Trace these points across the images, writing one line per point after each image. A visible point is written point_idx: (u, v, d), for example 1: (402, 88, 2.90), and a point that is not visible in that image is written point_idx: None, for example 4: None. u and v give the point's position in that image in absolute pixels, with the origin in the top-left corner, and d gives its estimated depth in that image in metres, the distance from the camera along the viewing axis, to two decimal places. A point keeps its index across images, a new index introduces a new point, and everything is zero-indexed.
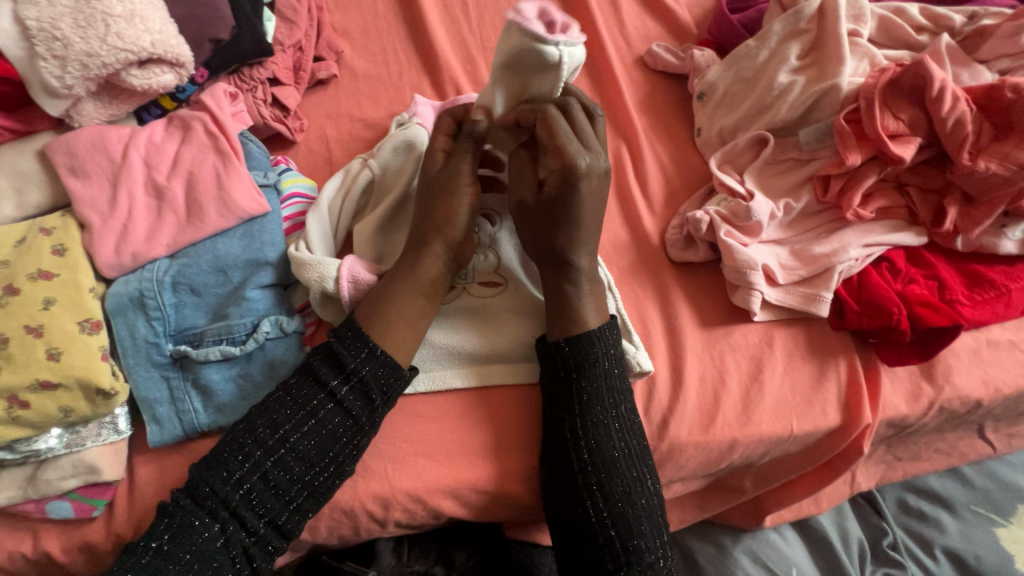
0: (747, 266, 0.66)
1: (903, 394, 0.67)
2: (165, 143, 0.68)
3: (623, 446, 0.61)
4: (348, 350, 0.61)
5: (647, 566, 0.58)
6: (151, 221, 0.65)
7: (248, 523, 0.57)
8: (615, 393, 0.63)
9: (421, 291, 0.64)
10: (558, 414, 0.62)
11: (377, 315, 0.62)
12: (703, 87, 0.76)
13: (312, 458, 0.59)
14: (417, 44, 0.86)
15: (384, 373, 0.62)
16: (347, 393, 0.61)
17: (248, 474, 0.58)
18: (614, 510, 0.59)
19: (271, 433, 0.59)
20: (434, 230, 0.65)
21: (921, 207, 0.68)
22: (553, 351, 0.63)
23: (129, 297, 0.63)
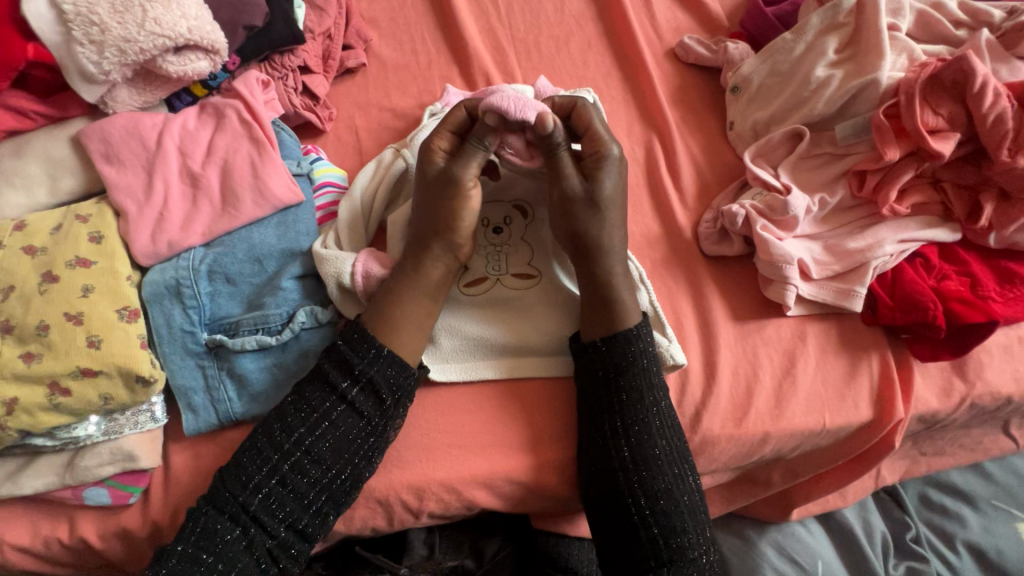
0: (783, 261, 0.66)
1: (935, 390, 0.67)
2: (199, 131, 0.67)
3: (665, 444, 0.62)
4: (356, 353, 0.61)
5: (689, 561, 0.60)
6: (186, 208, 0.65)
7: (268, 526, 0.58)
8: (655, 391, 0.63)
9: (425, 292, 0.64)
10: (598, 414, 0.62)
11: (382, 316, 0.62)
12: (736, 81, 0.76)
13: (329, 460, 0.59)
14: (446, 34, 0.85)
15: (394, 373, 0.62)
16: (359, 394, 0.61)
17: (266, 479, 0.58)
18: (656, 507, 0.60)
19: (287, 437, 0.59)
20: (437, 230, 0.63)
21: (956, 204, 0.68)
22: (588, 351, 0.63)
23: (165, 285, 0.63)
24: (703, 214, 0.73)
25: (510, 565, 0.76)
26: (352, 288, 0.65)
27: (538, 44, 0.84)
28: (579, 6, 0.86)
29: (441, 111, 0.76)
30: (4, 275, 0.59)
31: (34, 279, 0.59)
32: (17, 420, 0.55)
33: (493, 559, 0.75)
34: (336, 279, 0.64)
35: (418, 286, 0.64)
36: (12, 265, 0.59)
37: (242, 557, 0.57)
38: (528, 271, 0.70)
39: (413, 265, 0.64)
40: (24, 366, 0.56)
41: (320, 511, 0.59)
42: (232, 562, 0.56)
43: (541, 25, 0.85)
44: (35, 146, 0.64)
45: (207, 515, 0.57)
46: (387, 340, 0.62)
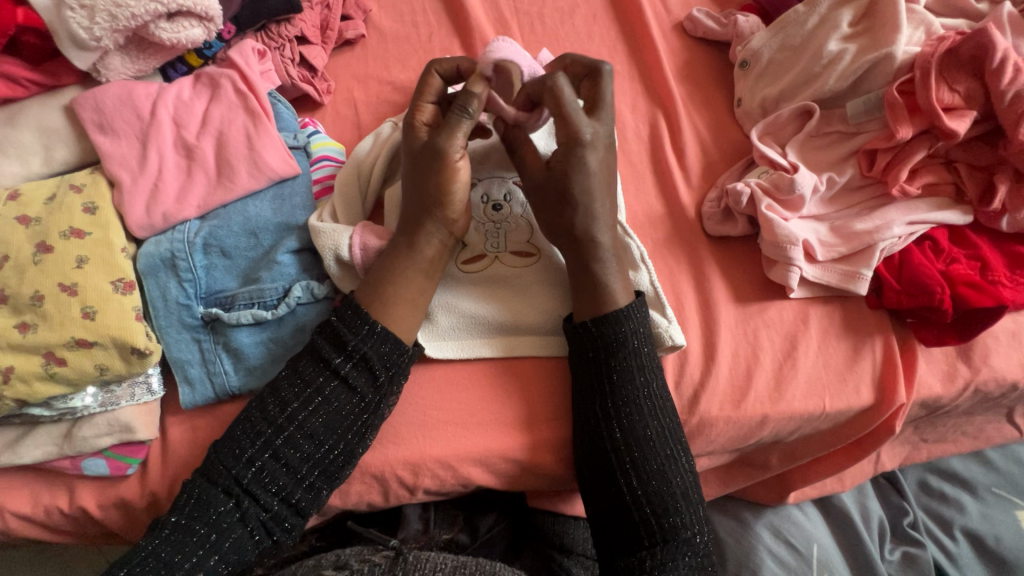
0: (788, 241, 0.64)
1: (939, 375, 0.66)
2: (194, 101, 0.66)
3: (657, 426, 0.61)
4: (349, 328, 0.60)
5: (683, 541, 0.59)
6: (181, 180, 0.64)
7: (261, 500, 0.58)
8: (646, 368, 0.62)
9: (420, 269, 0.63)
10: (591, 396, 0.62)
11: (378, 295, 0.61)
12: (746, 56, 0.74)
13: (321, 435, 0.59)
14: (448, 6, 0.83)
15: (388, 350, 0.61)
16: (352, 370, 0.60)
17: (259, 453, 0.58)
18: (649, 488, 0.60)
19: (279, 411, 0.59)
20: (425, 204, 0.62)
21: (969, 185, 0.66)
22: (582, 332, 0.62)
23: (160, 258, 0.62)
24: (707, 194, 0.71)
25: (507, 539, 0.77)
26: (350, 261, 0.64)
27: (542, 16, 0.82)
28: None
29: None
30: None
31: (28, 249, 0.58)
32: (13, 390, 0.56)
33: (488, 534, 0.76)
34: (334, 253, 0.63)
35: (409, 261, 0.62)
36: (6, 234, 0.58)
37: (237, 531, 0.57)
38: (526, 249, 0.68)
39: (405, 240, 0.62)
40: (20, 336, 0.56)
41: (311, 484, 0.59)
42: (225, 537, 0.56)
43: None
44: (28, 114, 0.63)
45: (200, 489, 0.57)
46: (383, 320, 0.61)
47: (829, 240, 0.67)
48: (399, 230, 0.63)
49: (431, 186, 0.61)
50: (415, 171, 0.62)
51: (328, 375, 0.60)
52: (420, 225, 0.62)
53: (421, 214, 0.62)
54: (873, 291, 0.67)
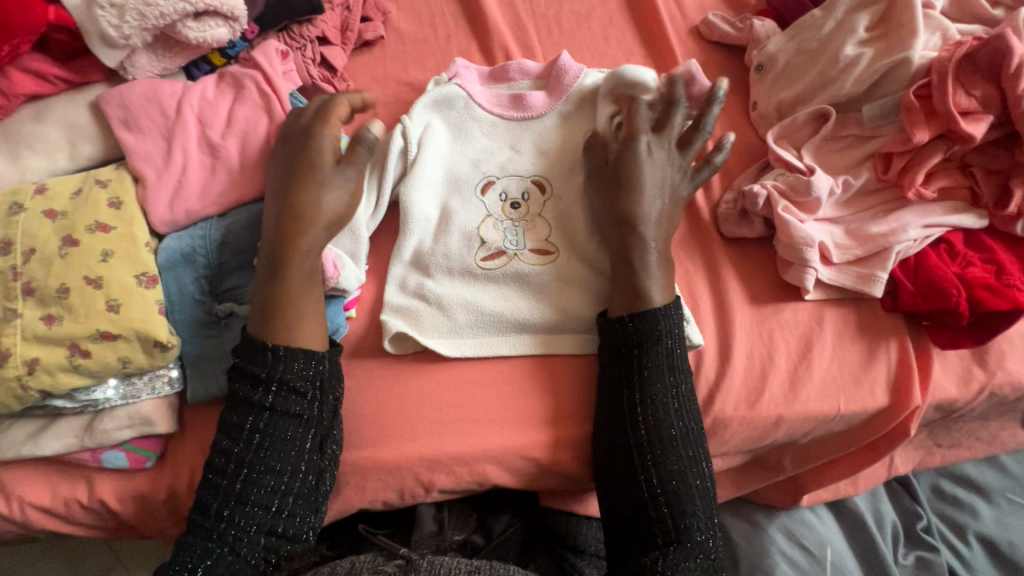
0: (804, 243, 0.65)
1: (954, 378, 0.66)
2: (218, 100, 0.67)
3: (680, 426, 0.62)
4: (256, 362, 0.59)
5: (697, 544, 0.59)
6: (205, 177, 0.64)
7: (244, 540, 0.57)
8: (671, 369, 0.62)
9: (308, 283, 0.62)
10: (618, 391, 0.62)
11: (274, 314, 0.61)
12: (762, 59, 0.74)
13: (280, 464, 0.59)
14: (466, 8, 0.84)
15: (308, 367, 0.60)
16: (278, 398, 0.59)
17: (223, 504, 0.57)
18: (668, 487, 0.60)
19: (225, 459, 0.58)
20: (280, 217, 0.62)
21: (984, 189, 0.66)
22: (612, 330, 0.63)
23: (180, 252, 0.63)
24: (723, 195, 0.72)
25: (523, 538, 0.77)
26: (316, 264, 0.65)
27: (559, 19, 0.83)
28: None
29: (447, 81, 0.72)
30: (24, 238, 0.59)
31: (54, 242, 0.59)
32: (38, 381, 0.56)
33: (502, 535, 0.76)
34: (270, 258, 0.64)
35: (287, 276, 0.61)
36: (32, 227, 0.59)
37: (243, 544, 0.57)
38: (545, 246, 0.69)
39: (280, 255, 0.61)
40: (45, 328, 0.57)
41: (292, 507, 0.59)
42: (232, 555, 0.57)
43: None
44: (56, 110, 0.64)
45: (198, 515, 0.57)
46: (277, 337, 0.60)
47: (844, 243, 0.67)
48: (264, 244, 0.62)
49: (301, 202, 0.62)
50: (285, 183, 0.63)
51: (272, 401, 0.59)
52: (293, 238, 0.62)
53: (298, 228, 0.62)
54: (889, 294, 0.67)
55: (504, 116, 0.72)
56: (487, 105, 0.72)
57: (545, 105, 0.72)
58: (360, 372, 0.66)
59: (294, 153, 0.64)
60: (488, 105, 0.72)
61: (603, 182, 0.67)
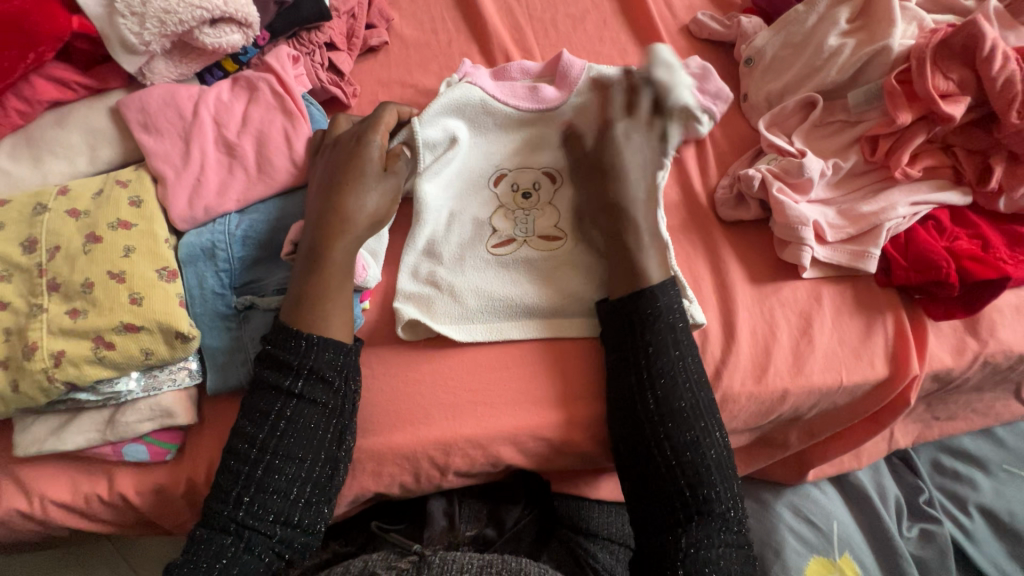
0: (799, 222, 0.68)
1: (948, 348, 0.69)
2: (233, 102, 0.70)
3: (690, 398, 0.63)
4: (287, 351, 0.61)
5: (718, 514, 0.60)
6: (222, 175, 0.67)
7: (262, 527, 0.58)
8: (675, 343, 0.64)
9: (344, 277, 0.64)
10: (626, 369, 0.64)
11: (310, 307, 0.62)
12: (750, 53, 0.78)
13: (300, 453, 0.60)
14: (465, 14, 0.88)
15: (335, 356, 0.62)
16: (305, 386, 0.61)
17: (244, 489, 0.58)
18: (683, 459, 0.61)
19: (250, 446, 0.60)
20: (319, 214, 0.64)
21: (967, 167, 0.70)
22: (616, 311, 0.66)
23: (200, 247, 0.65)
24: (720, 181, 0.75)
25: (536, 531, 0.74)
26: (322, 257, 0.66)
27: (555, 22, 0.86)
28: None
29: (458, 81, 0.73)
30: (48, 236, 0.61)
31: (77, 239, 0.61)
32: (63, 373, 0.58)
33: (514, 528, 0.73)
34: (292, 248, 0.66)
35: (322, 269, 0.63)
36: (56, 226, 0.61)
37: (260, 530, 0.58)
38: (552, 233, 0.72)
39: (317, 250, 0.63)
40: (71, 322, 0.58)
41: (310, 495, 0.60)
42: (250, 543, 0.57)
43: (557, 4, 0.88)
44: (77, 116, 0.67)
45: (218, 498, 0.58)
46: (311, 328, 0.62)
47: (836, 222, 0.70)
48: (303, 239, 0.64)
49: (342, 199, 0.64)
50: (332, 183, 0.65)
51: (296, 386, 0.61)
52: (330, 234, 0.63)
53: (335, 225, 0.64)
54: (881, 271, 0.70)
55: (517, 108, 0.71)
56: (502, 97, 0.71)
57: (557, 98, 0.71)
58: (375, 361, 0.68)
59: (337, 155, 0.67)
60: (501, 96, 0.71)
61: (586, 170, 0.70)
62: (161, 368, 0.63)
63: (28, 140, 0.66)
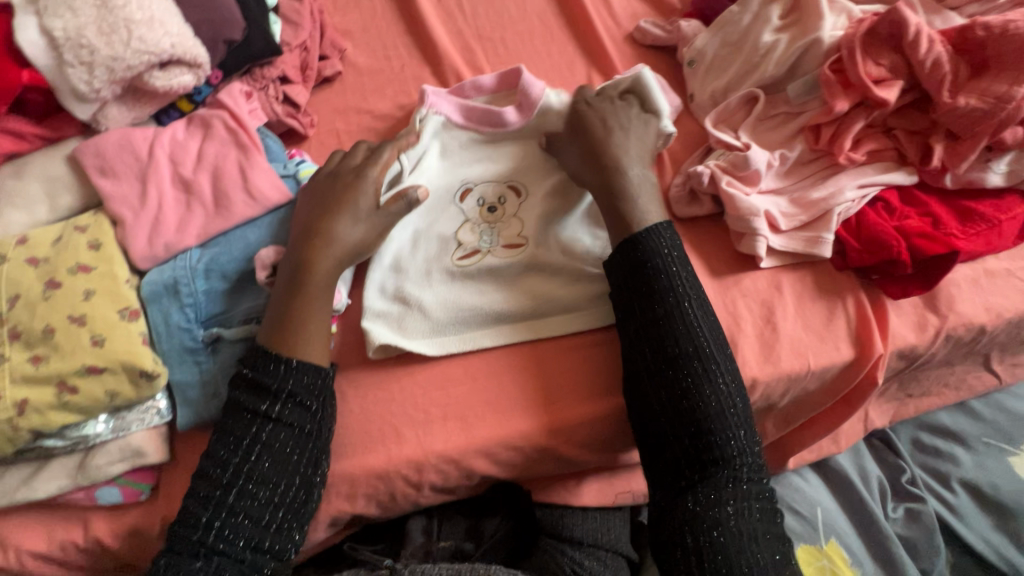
0: (751, 214, 0.69)
1: (910, 325, 0.70)
2: (188, 141, 0.71)
3: (692, 343, 0.63)
4: (267, 374, 0.62)
5: (725, 461, 0.60)
6: (180, 212, 0.68)
7: (231, 553, 0.57)
8: (677, 292, 0.64)
9: (325, 298, 0.65)
10: (625, 323, 0.66)
11: (291, 331, 0.63)
12: (692, 55, 0.80)
13: (274, 478, 0.60)
14: (416, 39, 0.90)
15: (311, 378, 0.63)
16: (283, 410, 0.61)
17: (215, 515, 0.58)
18: (686, 406, 0.61)
19: (223, 471, 0.59)
20: (305, 240, 0.65)
21: (909, 148, 0.71)
22: (613, 264, 0.67)
23: (163, 284, 0.65)
24: (673, 180, 0.76)
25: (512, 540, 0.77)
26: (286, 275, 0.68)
27: (504, 40, 0.89)
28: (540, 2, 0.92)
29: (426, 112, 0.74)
30: (9, 286, 0.62)
31: (37, 286, 0.62)
32: (26, 420, 0.58)
33: (493, 538, 0.76)
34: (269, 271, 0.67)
35: (307, 294, 0.64)
36: (16, 275, 0.62)
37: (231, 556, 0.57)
38: (517, 241, 0.73)
39: (303, 275, 0.64)
40: (33, 369, 0.59)
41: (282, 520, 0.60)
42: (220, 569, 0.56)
43: (505, 22, 0.90)
44: (34, 166, 0.68)
45: (189, 520, 0.58)
46: (290, 350, 0.63)
47: (790, 211, 0.71)
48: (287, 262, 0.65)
49: (325, 223, 0.66)
50: (321, 209, 0.67)
51: (279, 407, 0.61)
52: (316, 260, 0.65)
53: (325, 252, 0.65)
54: (838, 255, 0.71)
55: (478, 132, 0.76)
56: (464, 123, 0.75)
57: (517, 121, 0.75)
58: (344, 384, 0.68)
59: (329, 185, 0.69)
60: (463, 122, 0.75)
61: (581, 159, 0.71)
62: (130, 408, 0.63)
63: None
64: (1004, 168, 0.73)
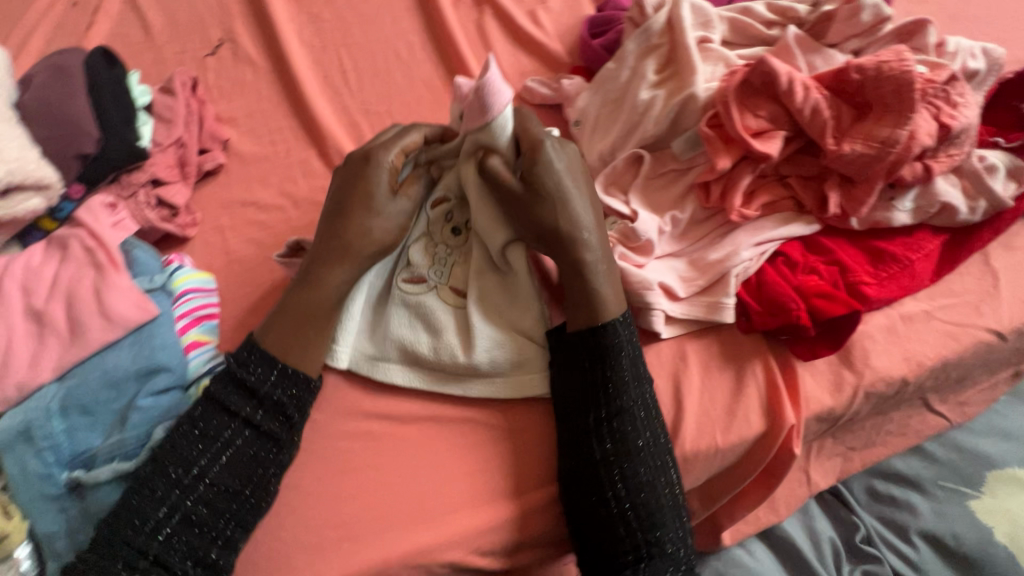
0: (643, 287, 0.65)
1: (826, 386, 0.65)
2: (44, 266, 0.67)
3: (648, 436, 0.61)
4: (252, 373, 0.62)
5: (669, 557, 0.58)
6: (35, 345, 0.64)
7: (171, 566, 0.56)
8: (638, 380, 0.62)
9: (327, 309, 0.66)
10: (583, 408, 0.62)
11: (282, 345, 0.64)
12: (576, 115, 0.76)
13: (231, 483, 0.59)
14: (302, 120, 0.88)
15: (297, 389, 0.64)
16: (263, 417, 0.62)
17: (164, 520, 0.57)
18: (637, 501, 0.59)
19: (183, 471, 0.58)
20: (343, 245, 0.65)
21: (805, 196, 0.67)
22: (573, 341, 0.64)
23: (15, 430, 0.61)
24: None
25: None
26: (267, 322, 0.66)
27: (391, 112, 0.86)
28: (428, 70, 0.89)
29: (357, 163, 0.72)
30: None
31: None
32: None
33: None
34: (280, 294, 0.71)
35: (313, 312, 0.65)
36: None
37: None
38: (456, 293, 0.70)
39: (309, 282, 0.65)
40: None
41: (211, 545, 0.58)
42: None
43: (391, 94, 0.88)
44: None
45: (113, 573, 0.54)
46: (298, 363, 0.64)
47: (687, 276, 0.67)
48: (341, 215, 0.65)
49: (360, 231, 0.65)
50: (341, 208, 0.65)
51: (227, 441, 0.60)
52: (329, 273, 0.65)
53: (349, 258, 0.65)
54: (744, 319, 0.66)
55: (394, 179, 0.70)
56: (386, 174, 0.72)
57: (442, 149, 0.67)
58: None
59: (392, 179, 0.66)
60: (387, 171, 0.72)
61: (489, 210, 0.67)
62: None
63: None
64: (911, 206, 0.68)
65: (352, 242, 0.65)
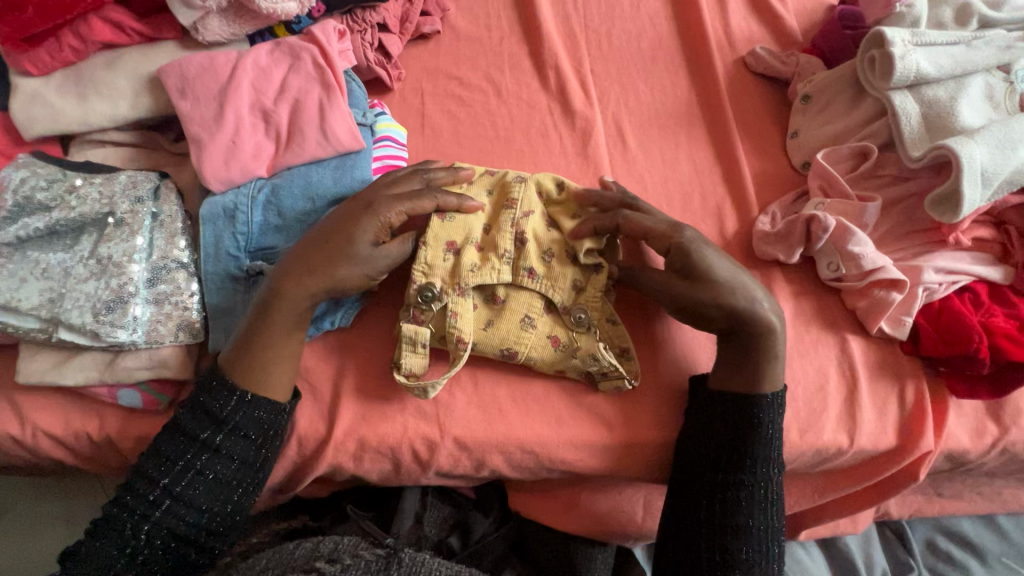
0: (857, 256, 0.64)
1: (967, 430, 0.66)
2: (272, 68, 0.69)
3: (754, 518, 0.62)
4: (197, 423, 0.58)
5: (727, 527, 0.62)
6: (254, 138, 0.66)
7: (186, 515, 0.57)
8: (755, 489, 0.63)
9: (289, 331, 0.60)
10: (701, 463, 0.63)
11: (248, 357, 0.60)
12: (808, 91, 0.76)
13: (203, 502, 0.58)
14: (521, 14, 0.87)
15: (243, 455, 0.59)
16: (181, 485, 0.57)
17: (151, 508, 0.57)
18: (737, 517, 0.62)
19: (150, 488, 0.57)
20: (333, 274, 0.59)
21: (1016, 249, 0.66)
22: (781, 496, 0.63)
23: (223, 207, 0.64)
24: (757, 218, 0.72)
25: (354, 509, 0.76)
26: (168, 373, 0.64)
27: (611, 35, 0.85)
28: (657, 5, 0.87)
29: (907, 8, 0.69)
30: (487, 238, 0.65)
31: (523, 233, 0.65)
32: (448, 326, 0.63)
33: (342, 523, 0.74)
34: (155, 371, 0.64)
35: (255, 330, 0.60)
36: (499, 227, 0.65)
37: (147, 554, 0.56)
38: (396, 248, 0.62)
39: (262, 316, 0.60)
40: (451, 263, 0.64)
41: (260, 520, 0.74)
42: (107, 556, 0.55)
43: (615, 17, 0.86)
44: (127, 61, 0.69)
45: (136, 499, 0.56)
46: (244, 383, 0.60)
47: (835, 231, 0.65)
48: (360, 224, 0.60)
49: (319, 253, 0.60)
50: (318, 242, 0.61)
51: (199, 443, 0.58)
52: (279, 313, 0.60)
53: (315, 283, 0.60)
54: (861, 318, 0.67)
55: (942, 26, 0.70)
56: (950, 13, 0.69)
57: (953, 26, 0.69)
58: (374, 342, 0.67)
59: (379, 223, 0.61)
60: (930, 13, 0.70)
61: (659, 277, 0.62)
62: (159, 283, 0.64)
63: (75, 79, 0.68)
64: None
65: (336, 240, 0.60)
